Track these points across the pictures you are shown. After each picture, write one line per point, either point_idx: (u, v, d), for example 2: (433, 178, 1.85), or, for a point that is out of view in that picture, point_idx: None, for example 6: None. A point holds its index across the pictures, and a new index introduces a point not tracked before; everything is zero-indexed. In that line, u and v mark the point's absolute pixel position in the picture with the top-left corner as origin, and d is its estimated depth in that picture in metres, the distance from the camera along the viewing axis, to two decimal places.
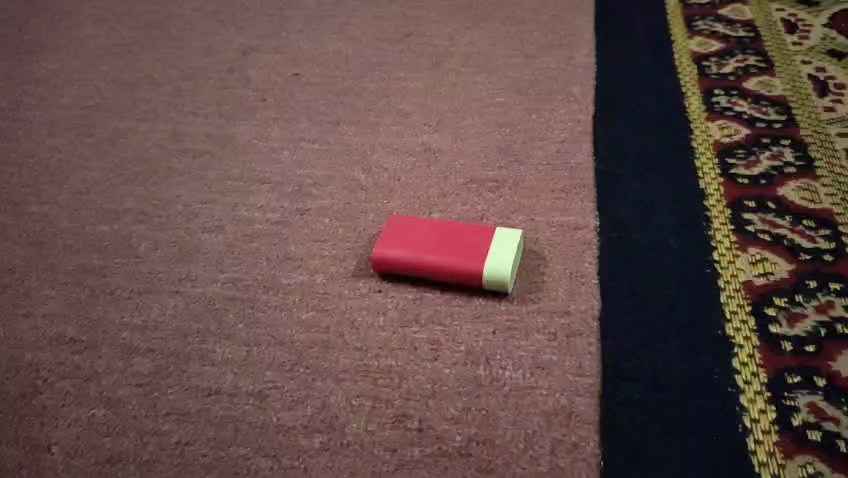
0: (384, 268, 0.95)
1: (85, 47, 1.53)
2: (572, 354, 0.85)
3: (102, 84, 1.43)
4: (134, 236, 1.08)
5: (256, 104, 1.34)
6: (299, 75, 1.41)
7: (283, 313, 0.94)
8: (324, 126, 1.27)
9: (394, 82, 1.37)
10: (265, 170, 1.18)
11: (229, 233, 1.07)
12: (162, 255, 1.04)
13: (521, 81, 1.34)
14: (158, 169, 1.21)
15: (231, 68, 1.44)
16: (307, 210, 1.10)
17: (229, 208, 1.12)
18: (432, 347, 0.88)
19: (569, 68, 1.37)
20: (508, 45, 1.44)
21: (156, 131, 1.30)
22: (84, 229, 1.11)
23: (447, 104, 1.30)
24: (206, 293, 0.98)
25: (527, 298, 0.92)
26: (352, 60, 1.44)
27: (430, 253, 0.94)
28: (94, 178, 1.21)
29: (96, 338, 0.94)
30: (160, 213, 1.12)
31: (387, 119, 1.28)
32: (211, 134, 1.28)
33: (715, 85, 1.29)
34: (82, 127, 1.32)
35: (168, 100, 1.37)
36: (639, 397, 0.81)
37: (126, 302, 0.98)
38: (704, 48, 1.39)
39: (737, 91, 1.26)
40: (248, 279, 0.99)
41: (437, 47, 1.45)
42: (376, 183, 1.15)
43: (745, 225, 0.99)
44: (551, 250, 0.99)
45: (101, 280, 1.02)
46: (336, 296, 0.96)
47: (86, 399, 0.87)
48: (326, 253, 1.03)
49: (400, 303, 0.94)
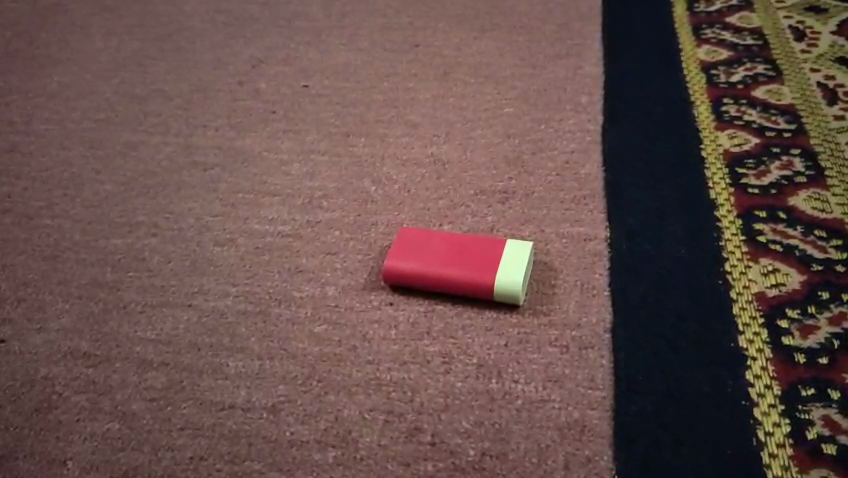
0: (395, 281, 0.96)
1: (96, 60, 1.54)
2: (584, 366, 0.85)
3: (113, 97, 1.44)
4: (147, 249, 1.09)
5: (266, 116, 1.35)
6: (308, 87, 1.42)
7: (295, 326, 0.95)
8: (333, 138, 1.28)
9: (403, 93, 1.38)
10: (276, 182, 1.19)
11: (241, 246, 1.08)
12: (175, 267, 1.05)
13: (529, 91, 1.35)
14: (170, 182, 1.22)
15: (241, 80, 1.45)
16: (317, 222, 1.11)
17: (240, 221, 1.12)
18: (444, 361, 0.88)
19: (577, 78, 1.37)
20: (516, 55, 1.45)
21: (167, 143, 1.31)
22: (98, 242, 1.12)
23: (455, 115, 1.31)
24: (218, 306, 0.98)
25: (538, 310, 0.92)
26: (361, 71, 1.44)
27: (441, 266, 0.94)
28: (106, 191, 1.21)
29: (110, 352, 0.94)
30: (172, 226, 1.13)
31: (396, 130, 1.29)
32: (222, 146, 1.29)
33: (724, 93, 1.29)
34: (94, 140, 1.33)
35: (179, 113, 1.38)
36: (651, 410, 0.80)
37: (139, 316, 0.99)
38: (712, 56, 1.39)
39: (746, 100, 1.26)
40: (260, 292, 1.00)
41: (445, 57, 1.46)
42: (386, 194, 1.15)
43: (756, 235, 0.99)
44: (562, 261, 0.99)
45: (114, 293, 1.02)
46: (348, 309, 0.96)
47: (100, 413, 0.88)
48: (337, 265, 1.03)
49: (411, 315, 0.94)
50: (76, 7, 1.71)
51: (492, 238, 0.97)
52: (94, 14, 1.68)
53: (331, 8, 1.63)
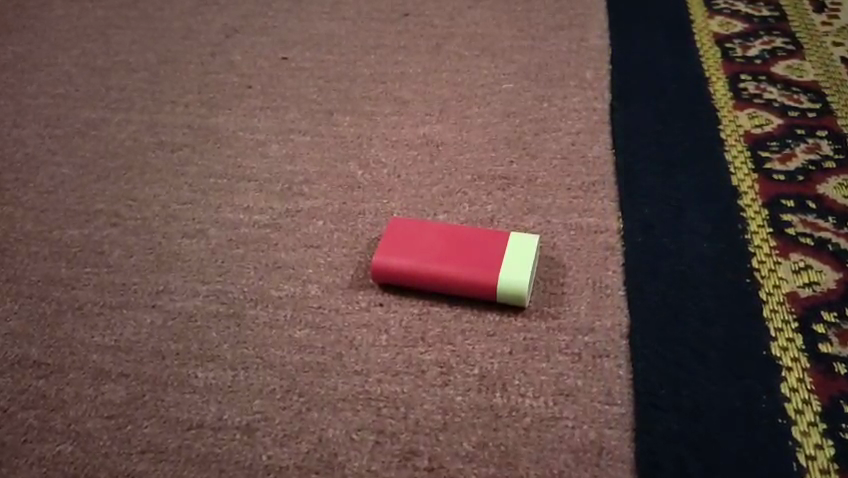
0: (385, 280, 0.86)
1: (54, 28, 1.40)
2: (599, 378, 0.76)
3: (72, 69, 1.31)
4: (107, 241, 0.98)
5: (241, 91, 1.23)
6: (288, 59, 1.29)
7: (273, 331, 0.84)
8: (315, 116, 1.17)
9: (391, 67, 1.26)
10: (252, 165, 1.08)
11: (212, 238, 0.96)
12: (138, 263, 0.94)
13: (530, 65, 1.24)
14: (134, 164, 1.10)
15: (214, 52, 1.32)
16: (298, 211, 1.00)
17: (211, 210, 1.01)
18: (441, 371, 0.78)
19: (581, 51, 1.26)
20: (515, 25, 1.33)
21: (132, 121, 1.18)
22: (52, 233, 1.00)
23: (450, 91, 1.20)
24: (187, 308, 0.88)
25: (546, 313, 0.83)
26: (346, 42, 1.32)
27: (437, 262, 0.84)
28: (63, 175, 1.09)
29: (63, 361, 0.83)
30: (136, 215, 1.01)
31: (384, 108, 1.17)
32: (192, 125, 1.17)
33: (741, 69, 1.18)
34: (50, 118, 1.21)
35: (145, 88, 1.25)
36: (676, 429, 0.71)
37: (97, 319, 0.87)
38: (726, 28, 1.28)
39: (765, 77, 1.16)
40: (233, 291, 0.89)
41: (437, 28, 1.34)
42: (374, 179, 1.04)
43: (785, 228, 0.90)
44: (570, 257, 0.89)
45: (69, 293, 0.91)
46: (332, 311, 0.86)
47: (50, 433, 0.77)
48: (320, 260, 0.92)
49: (404, 319, 0.84)
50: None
51: (493, 231, 0.87)
52: None
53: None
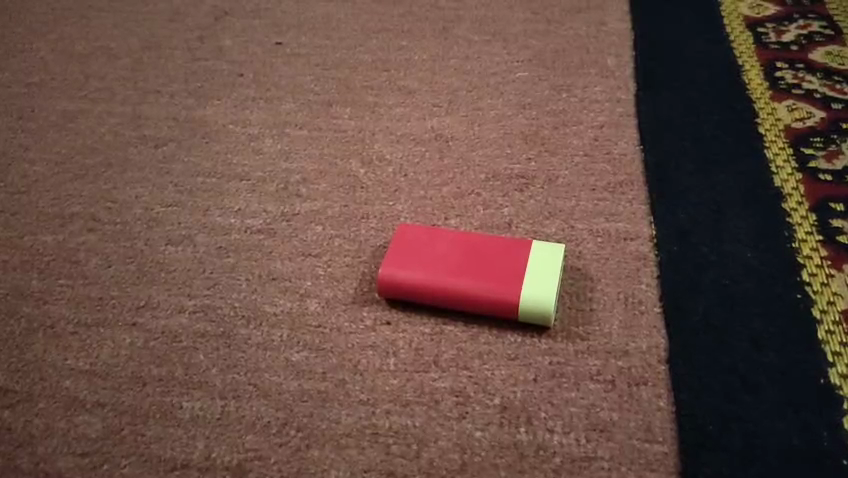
0: (392, 294, 0.77)
1: (29, 10, 1.30)
2: (636, 410, 0.67)
3: (49, 55, 1.20)
4: (83, 249, 0.88)
5: (232, 80, 1.13)
6: (283, 45, 1.19)
7: (268, 354, 0.75)
8: (313, 108, 1.07)
9: (395, 53, 1.16)
10: (244, 163, 0.98)
11: (200, 246, 0.87)
12: (117, 275, 0.85)
13: (545, 51, 1.14)
14: (114, 161, 1.00)
15: (202, 36, 1.22)
16: (295, 215, 0.91)
17: (199, 213, 0.92)
18: (458, 401, 0.70)
19: (600, 35, 1.16)
20: (528, 7, 1.23)
21: (112, 113, 1.08)
22: (22, 239, 0.90)
23: (459, 80, 1.10)
24: (171, 326, 0.79)
25: (573, 334, 0.74)
26: (345, 25, 1.22)
27: (452, 275, 0.75)
28: (36, 173, 0.99)
29: (32, 388, 0.74)
30: (115, 219, 0.92)
31: (388, 98, 1.08)
32: (178, 117, 1.07)
33: (777, 56, 1.09)
34: (23, 109, 1.10)
35: (128, 76, 1.15)
36: (727, 471, 0.63)
37: (71, 339, 0.78)
38: (757, 11, 1.18)
39: (803, 65, 1.07)
40: (223, 307, 0.80)
41: (443, 10, 1.24)
42: (377, 179, 0.95)
43: (837, 235, 0.81)
44: (598, 268, 0.80)
45: (40, 309, 0.82)
46: (334, 330, 0.77)
47: (15, 474, 0.68)
48: (320, 271, 0.83)
49: (414, 340, 0.75)
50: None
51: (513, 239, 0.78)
52: None
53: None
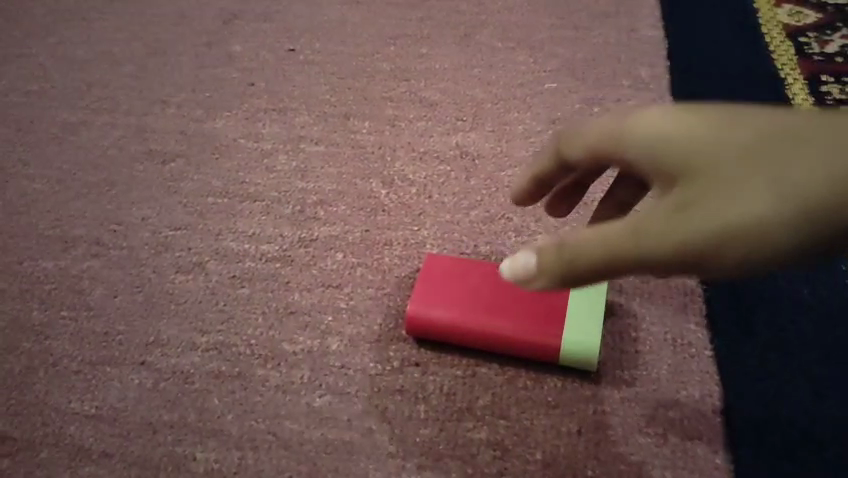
0: (419, 333, 0.71)
1: (28, 11, 1.23)
2: (689, 468, 0.64)
3: (49, 61, 1.14)
4: (87, 276, 0.83)
5: (242, 89, 1.07)
6: (296, 51, 1.13)
7: (288, 397, 0.71)
8: (329, 121, 1.01)
9: (415, 61, 1.10)
10: (257, 182, 0.92)
11: (212, 274, 0.82)
12: (124, 306, 0.80)
13: (574, 60, 1.08)
14: (118, 178, 0.94)
15: (210, 41, 1.15)
16: (313, 241, 0.85)
17: (210, 237, 0.86)
18: (497, 455, 0.66)
19: (632, 43, 1.10)
20: (552, 12, 1.16)
21: (116, 125, 1.02)
22: (22, 265, 0.85)
23: (483, 91, 1.04)
24: (181, 365, 0.74)
25: (618, 379, 0.69)
26: (360, 30, 1.15)
27: (487, 314, 0.70)
28: (35, 191, 0.93)
29: (33, 435, 0.70)
30: (121, 243, 0.86)
31: (408, 111, 1.02)
32: (186, 130, 1.01)
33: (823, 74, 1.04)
34: (22, 121, 1.04)
35: (133, 84, 1.09)
36: None
37: (74, 380, 0.74)
38: (797, 19, 1.12)
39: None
40: (238, 345, 0.75)
41: (464, 14, 1.17)
42: (400, 201, 0.89)
43: None
44: (641, 303, 0.74)
45: (41, 344, 0.77)
46: (359, 371, 0.72)
47: None
48: (342, 304, 0.78)
49: (445, 384, 0.70)
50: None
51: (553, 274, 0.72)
52: None
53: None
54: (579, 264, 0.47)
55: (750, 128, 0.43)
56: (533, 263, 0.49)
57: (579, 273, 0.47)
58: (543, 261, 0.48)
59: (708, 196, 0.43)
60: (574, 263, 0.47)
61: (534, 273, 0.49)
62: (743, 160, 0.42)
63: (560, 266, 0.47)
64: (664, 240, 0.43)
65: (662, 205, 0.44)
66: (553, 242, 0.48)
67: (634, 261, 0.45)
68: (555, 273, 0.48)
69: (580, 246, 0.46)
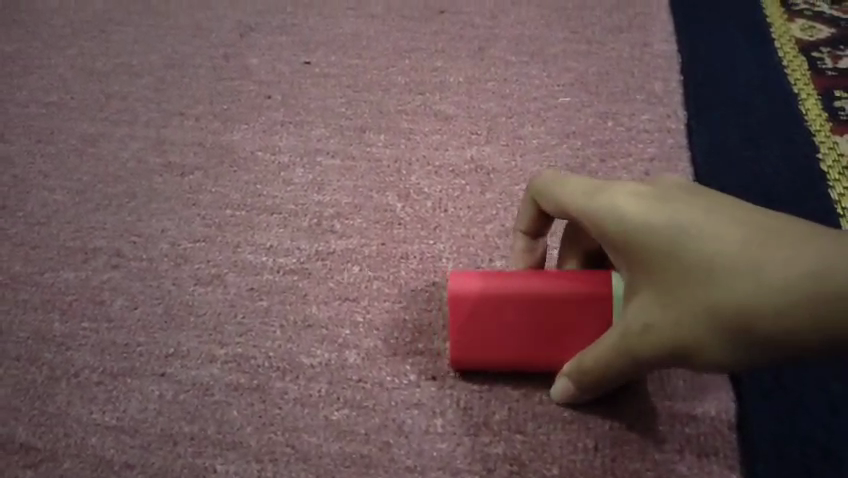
0: (463, 370, 0.72)
1: (48, 22, 1.24)
2: None
3: (69, 73, 1.15)
4: (107, 288, 0.84)
5: (259, 102, 1.08)
6: (312, 64, 1.14)
7: (306, 410, 0.73)
8: (345, 134, 1.02)
9: (429, 75, 1.11)
10: (275, 194, 0.93)
11: (230, 286, 0.83)
12: (144, 317, 0.81)
13: (587, 74, 1.09)
14: (138, 190, 0.95)
15: (228, 54, 1.16)
16: (330, 254, 0.86)
17: (228, 249, 0.87)
18: (513, 470, 0.67)
19: (645, 57, 1.10)
20: (564, 26, 1.17)
21: (135, 137, 1.04)
22: (43, 276, 0.86)
23: (497, 104, 1.05)
24: (200, 377, 0.76)
25: (635, 395, 0.70)
26: (375, 44, 1.16)
27: (528, 354, 0.69)
28: (56, 202, 0.95)
29: (56, 445, 0.72)
30: (141, 254, 0.87)
31: (423, 125, 1.02)
32: (205, 143, 1.02)
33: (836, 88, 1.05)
34: (43, 131, 1.06)
35: (152, 97, 1.10)
36: None
37: (95, 390, 0.76)
38: (810, 33, 1.13)
39: None
40: (256, 358, 0.77)
41: (478, 28, 1.18)
42: (417, 214, 0.90)
43: None
44: None
45: (62, 355, 0.79)
46: (376, 385, 0.74)
47: None
48: (359, 317, 0.79)
49: (462, 398, 0.72)
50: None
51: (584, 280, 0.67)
52: None
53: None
54: (607, 373, 0.63)
55: (732, 258, 0.53)
56: (574, 367, 0.66)
57: (611, 367, 0.62)
58: (584, 378, 0.65)
59: (696, 313, 0.54)
60: (609, 353, 0.61)
61: (590, 376, 0.64)
62: (709, 283, 0.54)
63: (605, 361, 0.62)
64: (668, 348, 0.57)
65: (655, 308, 0.57)
66: (587, 352, 0.64)
67: (647, 360, 0.59)
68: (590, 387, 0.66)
69: (606, 350, 0.61)
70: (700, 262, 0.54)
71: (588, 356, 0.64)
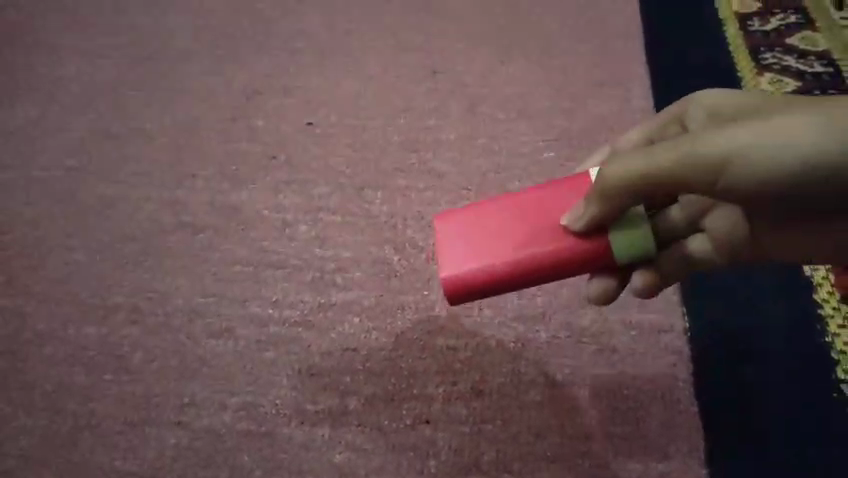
0: (459, 289, 0.69)
1: (54, 78, 1.23)
2: None
3: (85, 135, 1.15)
4: (126, 342, 0.91)
5: (265, 163, 1.10)
6: (314, 125, 1.16)
7: (310, 454, 0.81)
8: (346, 192, 1.07)
9: (423, 132, 1.15)
10: (280, 250, 0.99)
11: (240, 338, 0.90)
12: (160, 370, 0.88)
13: (572, 130, 1.15)
14: (153, 249, 1.01)
15: (234, 117, 1.17)
16: (332, 305, 0.93)
17: (238, 304, 0.94)
18: None
19: (625, 114, 1.16)
20: (551, 83, 1.21)
21: (151, 198, 1.07)
22: (66, 332, 0.93)
23: (486, 160, 1.11)
24: (214, 425, 0.84)
25: (611, 435, 0.79)
26: (373, 104, 1.19)
27: (515, 252, 0.68)
28: (78, 262, 1.00)
29: None
30: (157, 310, 0.94)
31: (418, 182, 1.08)
32: (214, 203, 1.06)
33: None
34: (60, 193, 1.08)
35: (166, 160, 1.11)
36: None
37: (117, 439, 0.84)
38: (778, 88, 1.17)
39: None
40: (265, 405, 0.85)
41: (469, 86, 1.20)
42: (412, 267, 0.96)
43: None
44: (633, 363, 0.84)
45: (85, 406, 0.86)
46: (374, 429, 0.82)
47: None
48: (359, 365, 0.87)
49: (453, 440, 0.81)
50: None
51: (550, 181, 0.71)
52: (47, 10, 1.33)
53: (328, 9, 1.32)
54: (623, 189, 0.62)
55: (802, 106, 0.63)
56: (587, 190, 0.65)
57: (651, 163, 0.62)
58: (612, 174, 0.62)
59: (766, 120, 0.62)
60: (664, 152, 0.61)
61: (618, 180, 0.62)
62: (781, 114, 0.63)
63: (637, 171, 0.61)
64: (734, 144, 0.60)
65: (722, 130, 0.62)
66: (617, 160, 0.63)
67: (701, 170, 0.61)
68: (602, 208, 0.63)
69: (651, 160, 0.61)
70: (769, 114, 0.66)
71: (611, 167, 0.63)
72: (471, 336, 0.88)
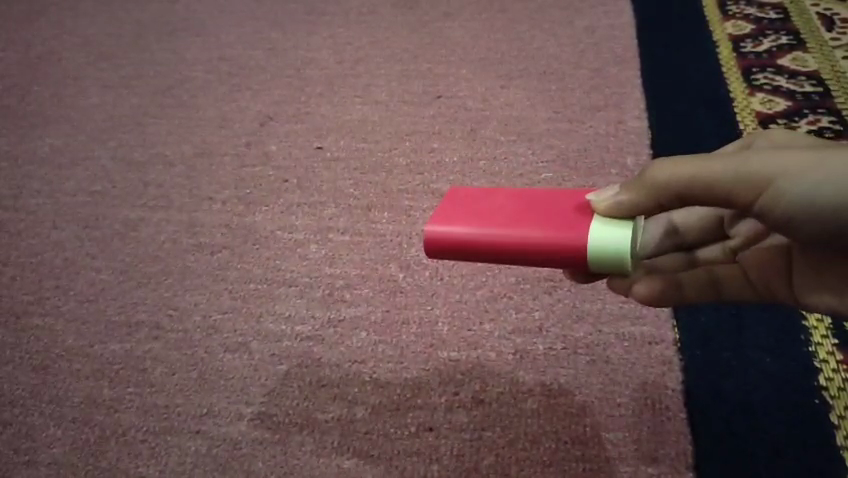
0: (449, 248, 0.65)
1: (80, 109, 1.31)
2: None
3: (109, 162, 1.22)
4: (148, 357, 0.97)
5: (277, 185, 1.16)
6: (324, 149, 1.21)
7: (320, 460, 0.86)
8: (354, 213, 1.11)
9: (428, 155, 1.19)
10: (291, 268, 1.05)
11: (255, 352, 0.96)
12: (180, 382, 0.94)
13: (568, 151, 1.17)
14: (174, 268, 1.07)
15: (249, 142, 1.23)
16: (340, 321, 0.98)
17: (253, 320, 1.00)
18: None
19: (620, 134, 1.19)
20: (549, 106, 1.24)
21: (170, 220, 1.13)
22: (93, 348, 0.99)
23: (487, 180, 1.15)
24: (230, 434, 0.89)
25: (604, 440, 0.84)
26: (379, 127, 1.24)
27: (514, 227, 0.64)
28: (103, 282, 1.06)
29: None
30: (177, 327, 1.00)
31: (422, 202, 1.12)
32: (230, 224, 1.12)
33: (776, 116, 1.18)
34: (88, 217, 1.14)
35: (184, 184, 1.18)
36: None
37: (140, 447, 0.90)
38: (768, 107, 1.20)
39: (795, 118, 1.17)
40: (278, 414, 0.90)
41: (471, 110, 1.26)
42: (416, 284, 1.01)
43: None
44: (626, 373, 0.89)
45: (111, 416, 0.92)
46: (381, 436, 0.87)
47: None
48: (366, 377, 0.92)
49: (455, 446, 0.86)
50: (55, 38, 1.44)
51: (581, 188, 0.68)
52: (75, 48, 1.42)
53: (336, 39, 1.40)
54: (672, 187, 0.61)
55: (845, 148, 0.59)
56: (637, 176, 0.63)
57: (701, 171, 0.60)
58: (663, 172, 0.61)
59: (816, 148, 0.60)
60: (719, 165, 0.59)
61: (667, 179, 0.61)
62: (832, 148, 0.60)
63: (686, 176, 0.60)
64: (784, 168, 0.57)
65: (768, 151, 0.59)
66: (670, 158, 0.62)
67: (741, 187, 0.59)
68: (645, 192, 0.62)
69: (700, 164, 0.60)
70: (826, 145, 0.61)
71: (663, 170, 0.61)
72: (472, 348, 0.93)
